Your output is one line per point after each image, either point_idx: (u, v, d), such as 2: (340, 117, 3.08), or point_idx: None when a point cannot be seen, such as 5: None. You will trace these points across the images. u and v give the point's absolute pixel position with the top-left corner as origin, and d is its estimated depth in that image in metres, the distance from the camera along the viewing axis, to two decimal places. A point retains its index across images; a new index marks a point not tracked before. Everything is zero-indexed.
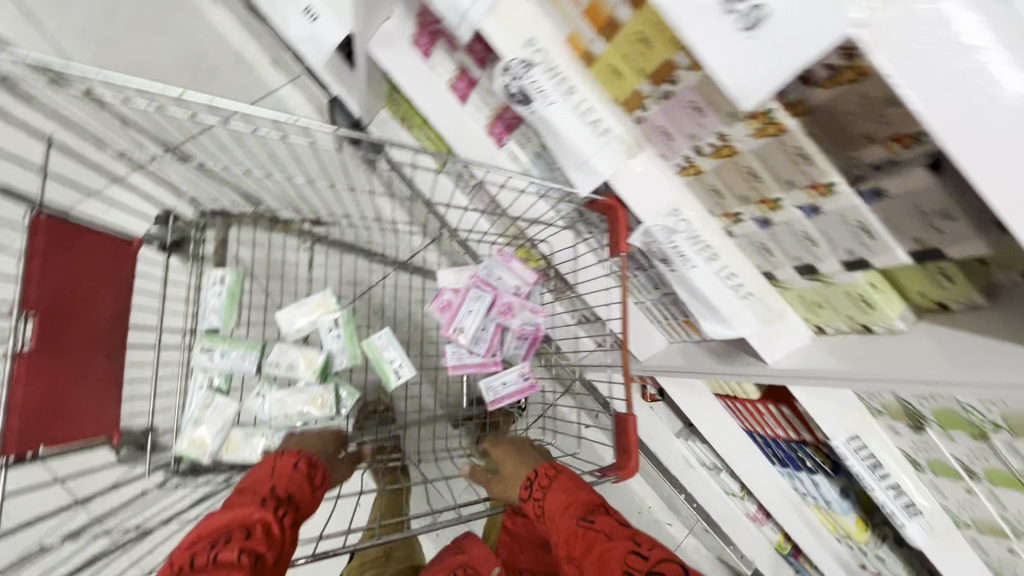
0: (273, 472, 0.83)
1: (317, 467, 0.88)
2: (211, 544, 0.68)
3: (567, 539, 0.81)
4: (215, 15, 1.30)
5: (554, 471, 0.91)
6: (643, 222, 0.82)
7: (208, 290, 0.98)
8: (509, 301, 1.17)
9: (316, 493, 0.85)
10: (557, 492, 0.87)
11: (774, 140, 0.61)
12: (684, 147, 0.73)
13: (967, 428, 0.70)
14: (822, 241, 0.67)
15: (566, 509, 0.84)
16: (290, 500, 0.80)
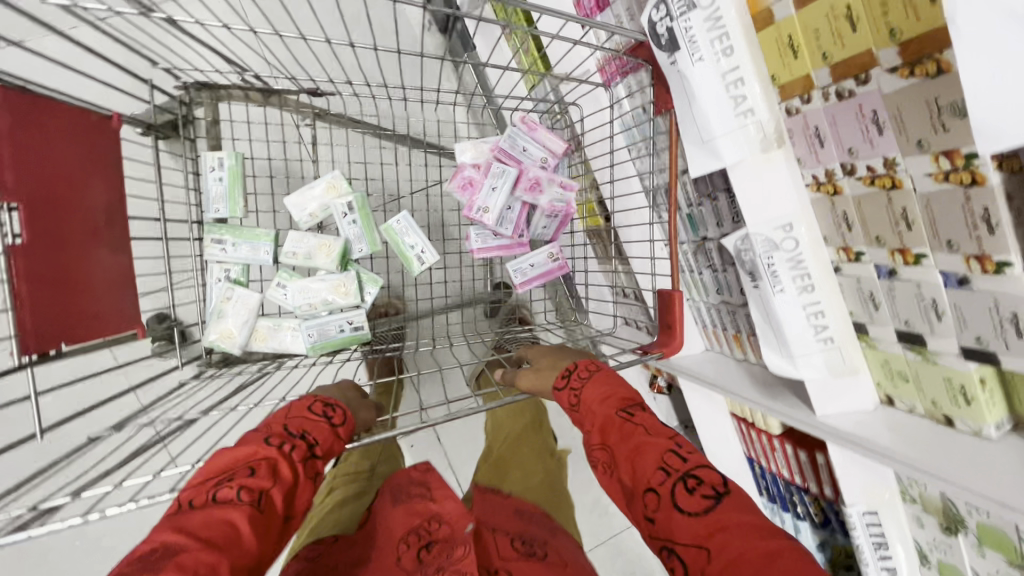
0: (284, 417, 0.77)
1: (332, 408, 0.81)
2: (215, 486, 0.63)
3: (602, 435, 0.74)
4: None
5: (595, 365, 0.84)
6: (746, 225, 0.73)
7: (207, 174, 0.89)
8: (538, 176, 0.97)
9: (336, 435, 0.78)
10: (596, 385, 0.80)
11: (957, 189, 0.51)
12: (832, 159, 0.62)
13: (1009, 551, 0.65)
14: (948, 317, 0.58)
15: (607, 399, 0.77)
16: (305, 436, 0.74)
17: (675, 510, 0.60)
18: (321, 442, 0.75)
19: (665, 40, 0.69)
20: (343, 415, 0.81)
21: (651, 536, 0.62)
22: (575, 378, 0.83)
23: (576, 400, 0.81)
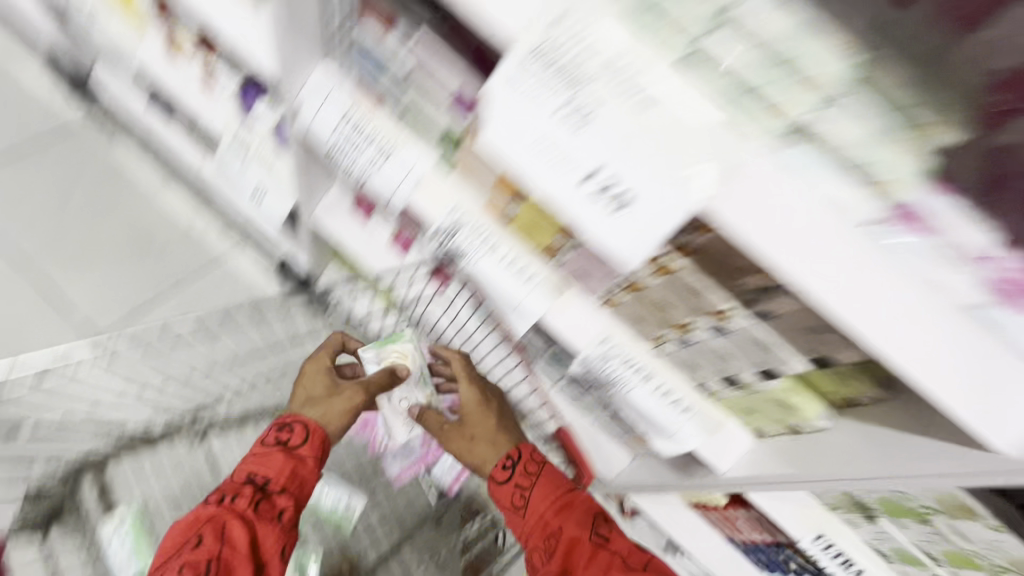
0: (246, 458, 0.98)
1: (295, 422, 1.01)
2: (186, 546, 0.88)
3: (562, 555, 0.90)
4: (195, 228, 1.61)
5: (535, 466, 1.00)
6: (580, 353, 0.86)
7: (111, 537, 1.29)
8: (421, 387, 1.14)
9: (291, 457, 0.98)
10: (545, 496, 0.97)
11: (671, 278, 0.69)
12: (602, 284, 0.81)
13: (912, 514, 0.73)
14: (733, 354, 0.74)
15: (558, 510, 0.95)
16: (251, 481, 0.94)
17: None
18: (269, 469, 0.96)
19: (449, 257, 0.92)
20: (306, 425, 1.00)
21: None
22: (517, 475, 1.00)
23: (522, 501, 0.98)
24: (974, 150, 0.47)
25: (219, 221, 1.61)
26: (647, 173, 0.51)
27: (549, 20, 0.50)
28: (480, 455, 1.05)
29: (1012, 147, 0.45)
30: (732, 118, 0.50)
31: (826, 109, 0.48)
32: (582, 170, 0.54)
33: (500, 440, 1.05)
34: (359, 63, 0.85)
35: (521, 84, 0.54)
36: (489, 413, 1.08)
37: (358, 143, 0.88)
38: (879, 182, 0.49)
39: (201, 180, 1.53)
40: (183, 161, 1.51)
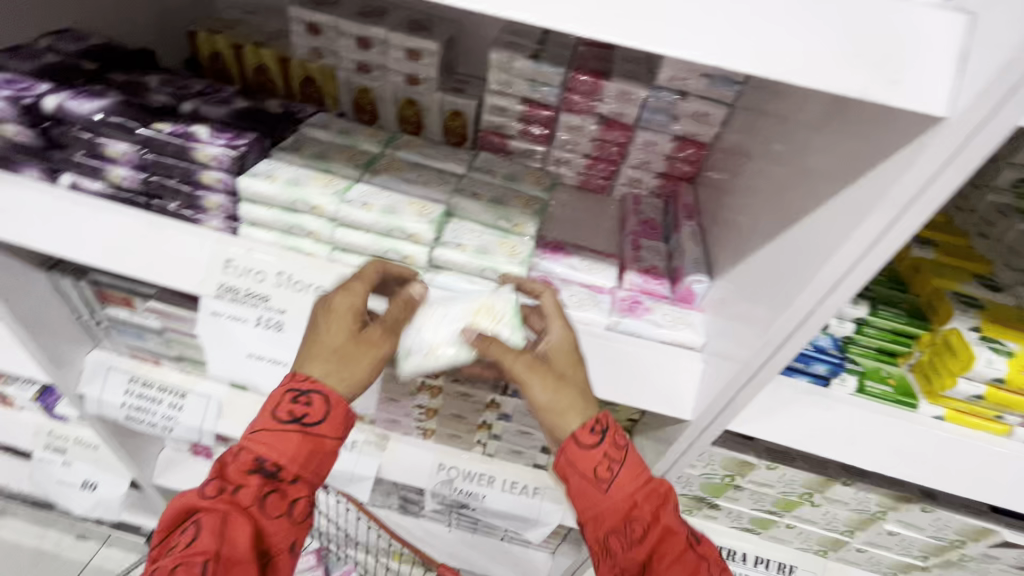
0: (263, 411, 0.60)
1: (312, 392, 0.58)
2: (174, 541, 0.56)
3: (647, 543, 0.56)
4: (45, 544, 1.47)
5: (622, 439, 0.59)
6: (428, 487, 0.93)
7: None
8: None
9: (310, 436, 0.60)
10: (634, 479, 0.57)
11: (446, 392, 0.82)
12: (412, 422, 0.90)
13: (727, 487, 0.83)
14: (529, 428, 0.84)
15: (655, 498, 0.57)
16: (261, 467, 0.59)
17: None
18: (284, 460, 0.59)
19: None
20: (326, 397, 0.58)
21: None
22: (608, 445, 0.57)
23: (609, 475, 0.57)
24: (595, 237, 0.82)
25: (70, 525, 1.48)
26: None
27: (218, 266, 0.64)
28: (560, 411, 0.57)
29: (645, 221, 0.83)
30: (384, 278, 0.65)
31: (456, 245, 0.65)
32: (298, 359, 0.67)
33: (586, 399, 0.57)
34: (122, 338, 0.93)
35: (221, 316, 0.65)
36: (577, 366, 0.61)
37: (148, 402, 0.95)
38: (505, 274, 0.65)
39: (34, 494, 1.42)
40: (8, 484, 1.41)
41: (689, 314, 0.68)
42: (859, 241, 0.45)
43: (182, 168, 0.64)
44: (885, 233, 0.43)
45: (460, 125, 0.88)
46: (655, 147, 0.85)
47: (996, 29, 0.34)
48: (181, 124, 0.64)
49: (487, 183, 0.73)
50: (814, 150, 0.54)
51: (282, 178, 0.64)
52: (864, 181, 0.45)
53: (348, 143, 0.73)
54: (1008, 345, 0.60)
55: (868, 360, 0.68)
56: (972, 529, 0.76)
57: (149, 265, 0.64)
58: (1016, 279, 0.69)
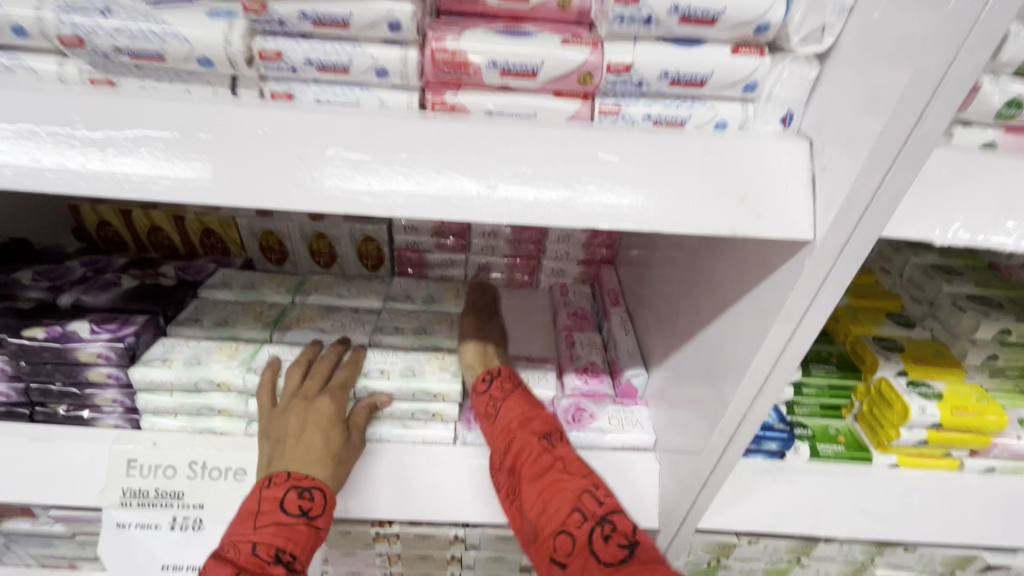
0: (261, 504, 0.49)
1: (314, 487, 0.50)
2: None
3: (509, 455, 0.54)
4: None
5: (514, 381, 0.59)
6: None
7: None
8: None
9: (317, 532, 0.50)
10: (515, 405, 0.57)
11: (400, 538, 0.74)
12: (376, 569, 0.82)
13: (714, 569, 0.79)
14: (501, 553, 0.78)
15: (525, 421, 0.55)
16: (281, 559, 0.46)
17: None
18: (302, 555, 0.48)
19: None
20: (326, 494, 0.51)
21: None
22: (492, 390, 0.58)
23: (492, 407, 0.57)
24: (532, 338, 0.80)
25: None
26: None
27: (116, 470, 0.57)
28: None
29: (576, 312, 0.83)
30: None
31: (379, 373, 0.61)
32: None
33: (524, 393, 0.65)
34: (27, 551, 0.81)
35: (129, 526, 0.57)
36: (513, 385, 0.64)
37: None
38: (436, 413, 0.61)
39: None
40: None
41: (634, 412, 0.67)
42: (767, 351, 0.44)
43: (65, 370, 0.58)
44: (787, 345, 0.43)
45: (375, 248, 0.86)
46: (570, 238, 0.87)
47: (840, 158, 0.35)
48: (56, 324, 0.58)
49: (406, 312, 0.70)
50: (716, 238, 0.55)
51: (179, 360, 0.59)
52: (763, 290, 0.45)
53: (253, 301, 0.70)
54: (934, 385, 0.62)
55: (815, 420, 0.68)
56: (955, 559, 0.76)
57: (29, 488, 0.56)
58: (924, 311, 0.73)
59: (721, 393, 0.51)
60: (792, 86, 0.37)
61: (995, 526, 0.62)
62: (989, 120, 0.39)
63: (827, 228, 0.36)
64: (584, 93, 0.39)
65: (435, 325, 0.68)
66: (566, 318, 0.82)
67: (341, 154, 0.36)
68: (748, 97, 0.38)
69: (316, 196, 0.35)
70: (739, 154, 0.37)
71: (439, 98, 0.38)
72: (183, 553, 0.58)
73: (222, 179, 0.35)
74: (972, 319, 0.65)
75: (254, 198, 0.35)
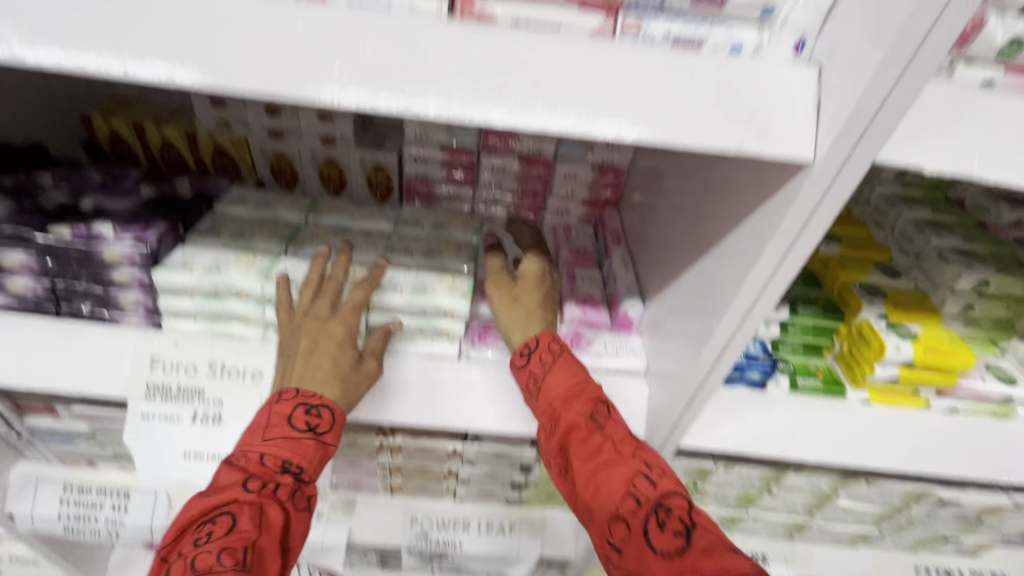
0: (270, 420, 0.55)
1: (321, 406, 0.56)
2: (197, 536, 0.49)
3: (557, 432, 0.57)
4: None
5: (557, 346, 0.61)
6: (401, 546, 0.92)
7: None
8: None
9: (322, 446, 0.57)
10: (559, 375, 0.59)
11: (403, 450, 0.80)
12: (378, 480, 0.88)
13: (691, 493, 0.86)
14: (495, 469, 0.84)
15: (571, 399, 0.58)
16: (287, 469, 0.54)
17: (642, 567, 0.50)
18: (308, 465, 0.56)
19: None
20: (334, 413, 0.57)
21: (609, 558, 0.54)
22: (536, 359, 0.61)
23: (536, 379, 0.60)
24: None
25: None
26: None
27: (143, 365, 0.61)
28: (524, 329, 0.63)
29: (579, 249, 0.86)
30: None
31: (392, 288, 0.64)
32: None
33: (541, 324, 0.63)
34: (50, 447, 0.86)
35: (155, 418, 0.61)
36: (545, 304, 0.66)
37: (90, 507, 0.89)
38: (443, 329, 0.66)
39: None
40: None
41: (629, 341, 0.71)
42: (760, 272, 0.47)
43: (90, 269, 0.61)
44: (779, 267, 0.47)
45: (384, 177, 0.87)
46: (577, 177, 0.87)
47: (845, 82, 0.37)
48: (82, 224, 0.60)
49: (416, 237, 0.73)
50: (717, 179, 0.57)
51: (201, 266, 0.62)
52: (759, 216, 0.47)
53: (268, 217, 0.72)
54: (911, 328, 0.66)
55: (796, 357, 0.72)
56: (911, 493, 0.83)
57: (61, 375, 0.60)
58: (911, 262, 0.76)
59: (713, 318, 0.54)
60: (808, 13, 0.39)
61: (951, 458, 0.68)
62: (991, 58, 0.40)
63: (825, 150, 0.38)
64: (608, 6, 0.40)
65: (444, 249, 0.71)
66: (569, 254, 0.85)
67: (373, 56, 0.37)
68: (765, 22, 0.40)
69: (348, 95, 0.37)
70: (750, 75, 0.38)
71: (468, 6, 0.39)
72: (206, 445, 0.63)
73: (259, 73, 0.37)
74: (954, 270, 0.68)
75: (289, 93, 0.37)
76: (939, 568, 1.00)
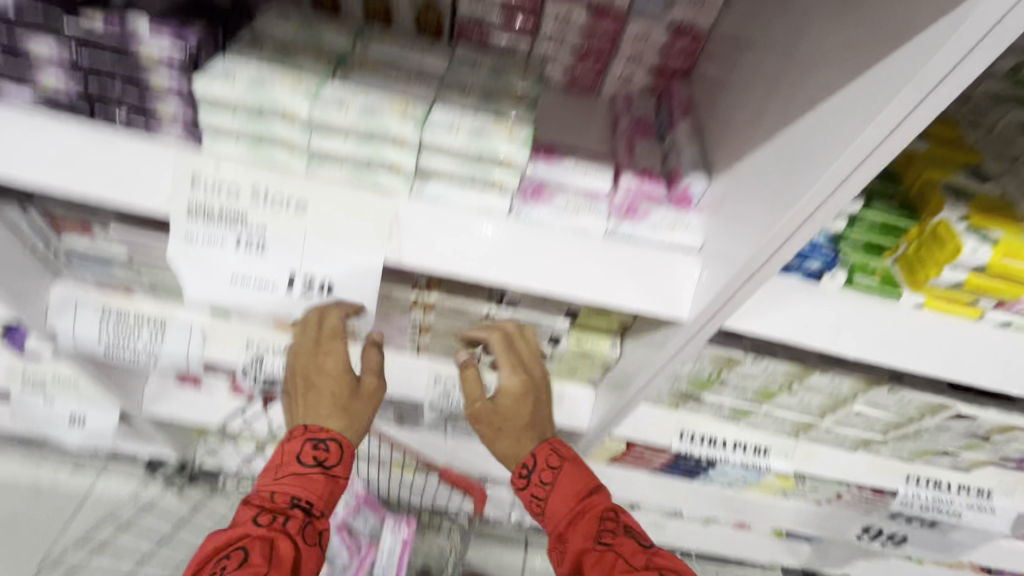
0: (284, 457, 0.72)
1: (329, 439, 0.73)
2: (215, 569, 0.63)
3: (574, 555, 0.73)
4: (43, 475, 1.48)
5: (556, 460, 0.79)
6: (424, 401, 0.96)
7: None
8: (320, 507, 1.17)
9: (332, 478, 0.73)
10: (561, 496, 0.77)
11: (438, 309, 0.81)
12: (407, 338, 0.90)
13: (712, 382, 0.88)
14: None
15: (577, 522, 0.75)
16: (296, 503, 0.70)
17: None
18: (318, 498, 0.72)
19: (269, 385, 0.96)
20: (340, 442, 0.73)
21: None
22: (536, 480, 0.78)
23: (541, 493, 0.78)
24: (590, 139, 0.77)
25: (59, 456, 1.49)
26: (332, 260, 0.63)
27: (185, 182, 0.58)
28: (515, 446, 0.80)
29: (637, 120, 0.80)
30: (359, 179, 0.62)
31: (448, 126, 0.59)
32: (283, 282, 0.64)
33: (532, 440, 0.80)
34: (86, 268, 0.87)
35: (197, 239, 0.60)
36: (515, 402, 0.78)
37: (128, 333, 0.90)
38: (496, 181, 0.62)
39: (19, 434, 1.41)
40: None
41: (687, 217, 0.67)
42: (893, 112, 0.44)
43: (127, 69, 0.56)
44: (918, 105, 0.44)
45: (435, 18, 0.78)
46: (648, 39, 0.78)
47: None
48: (115, 16, 0.55)
49: (473, 80, 0.66)
50: (828, 38, 0.53)
51: (244, 78, 0.56)
52: (904, 51, 0.44)
53: (312, 39, 0.65)
54: (991, 234, 0.62)
55: (857, 254, 0.68)
56: (931, 405, 0.84)
57: (97, 182, 0.57)
58: (1005, 168, 0.70)
59: (805, 173, 0.52)
60: None
61: (993, 371, 0.67)
62: None
63: None
64: None
65: (503, 95, 0.65)
66: (627, 124, 0.79)
67: None
68: None
69: None
70: None
71: None
72: (249, 271, 0.63)
73: None
74: None
75: None
76: (929, 478, 1.05)
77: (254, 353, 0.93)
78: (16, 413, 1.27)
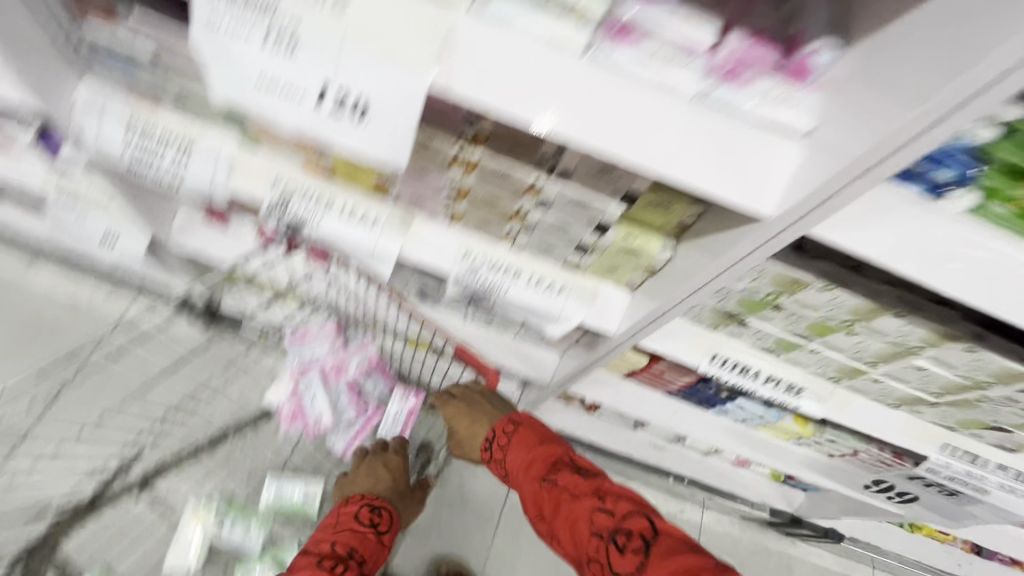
0: (339, 521, 1.06)
1: (381, 508, 1.11)
2: None
3: (533, 501, 0.92)
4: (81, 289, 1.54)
5: (512, 424, 1.02)
6: (449, 275, 0.91)
7: None
8: (334, 361, 1.27)
9: (377, 539, 1.06)
10: (517, 449, 0.98)
11: (479, 170, 0.72)
12: (440, 201, 0.83)
13: (763, 305, 0.80)
14: (568, 222, 0.77)
15: (528, 465, 0.95)
16: (353, 553, 1.00)
17: (613, 570, 0.77)
18: (365, 550, 1.03)
19: (294, 231, 0.92)
20: (389, 510, 1.12)
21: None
22: (496, 440, 1.03)
23: (500, 449, 1.01)
24: None
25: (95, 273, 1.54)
26: (370, 76, 0.54)
27: None
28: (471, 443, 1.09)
29: None
30: None
31: None
32: (314, 94, 0.57)
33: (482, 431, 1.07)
34: (111, 67, 0.79)
35: (219, 24, 0.51)
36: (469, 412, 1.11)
37: (150, 149, 0.83)
38: (577, 7, 0.50)
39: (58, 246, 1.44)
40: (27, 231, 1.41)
41: (798, 94, 0.54)
42: None
43: None
44: None
45: None
46: None
47: None
48: None
49: None
50: None
51: None
52: None
53: None
54: None
55: None
56: (1008, 373, 0.74)
57: None
58: None
59: (950, 57, 0.40)
60: None
61: None
62: None
63: None
64: None
65: None
66: None
67: None
68: None
69: None
70: None
71: None
72: (277, 76, 0.56)
73: None
74: None
75: None
76: (967, 451, 0.98)
77: (281, 193, 0.88)
78: (53, 223, 1.28)
